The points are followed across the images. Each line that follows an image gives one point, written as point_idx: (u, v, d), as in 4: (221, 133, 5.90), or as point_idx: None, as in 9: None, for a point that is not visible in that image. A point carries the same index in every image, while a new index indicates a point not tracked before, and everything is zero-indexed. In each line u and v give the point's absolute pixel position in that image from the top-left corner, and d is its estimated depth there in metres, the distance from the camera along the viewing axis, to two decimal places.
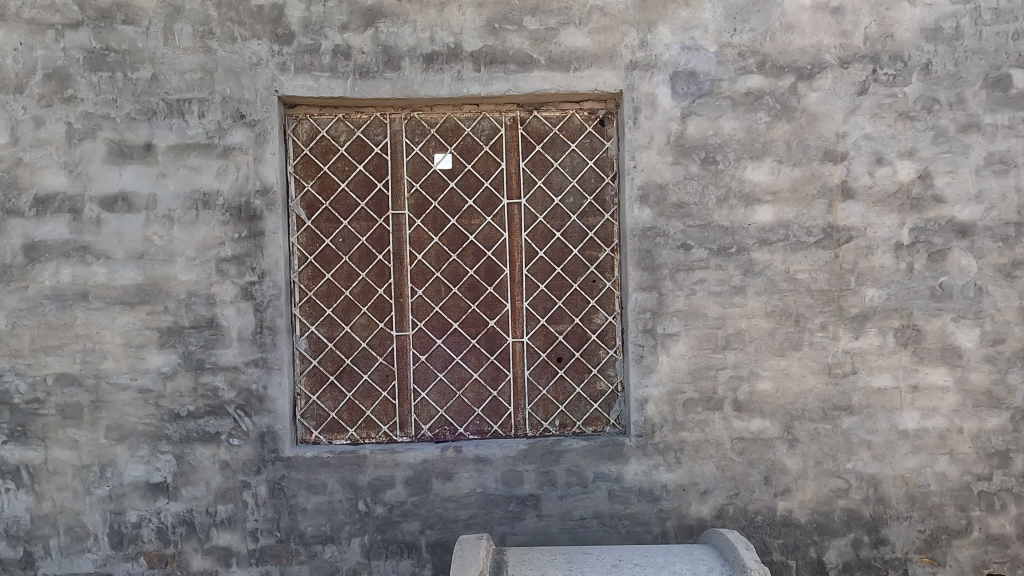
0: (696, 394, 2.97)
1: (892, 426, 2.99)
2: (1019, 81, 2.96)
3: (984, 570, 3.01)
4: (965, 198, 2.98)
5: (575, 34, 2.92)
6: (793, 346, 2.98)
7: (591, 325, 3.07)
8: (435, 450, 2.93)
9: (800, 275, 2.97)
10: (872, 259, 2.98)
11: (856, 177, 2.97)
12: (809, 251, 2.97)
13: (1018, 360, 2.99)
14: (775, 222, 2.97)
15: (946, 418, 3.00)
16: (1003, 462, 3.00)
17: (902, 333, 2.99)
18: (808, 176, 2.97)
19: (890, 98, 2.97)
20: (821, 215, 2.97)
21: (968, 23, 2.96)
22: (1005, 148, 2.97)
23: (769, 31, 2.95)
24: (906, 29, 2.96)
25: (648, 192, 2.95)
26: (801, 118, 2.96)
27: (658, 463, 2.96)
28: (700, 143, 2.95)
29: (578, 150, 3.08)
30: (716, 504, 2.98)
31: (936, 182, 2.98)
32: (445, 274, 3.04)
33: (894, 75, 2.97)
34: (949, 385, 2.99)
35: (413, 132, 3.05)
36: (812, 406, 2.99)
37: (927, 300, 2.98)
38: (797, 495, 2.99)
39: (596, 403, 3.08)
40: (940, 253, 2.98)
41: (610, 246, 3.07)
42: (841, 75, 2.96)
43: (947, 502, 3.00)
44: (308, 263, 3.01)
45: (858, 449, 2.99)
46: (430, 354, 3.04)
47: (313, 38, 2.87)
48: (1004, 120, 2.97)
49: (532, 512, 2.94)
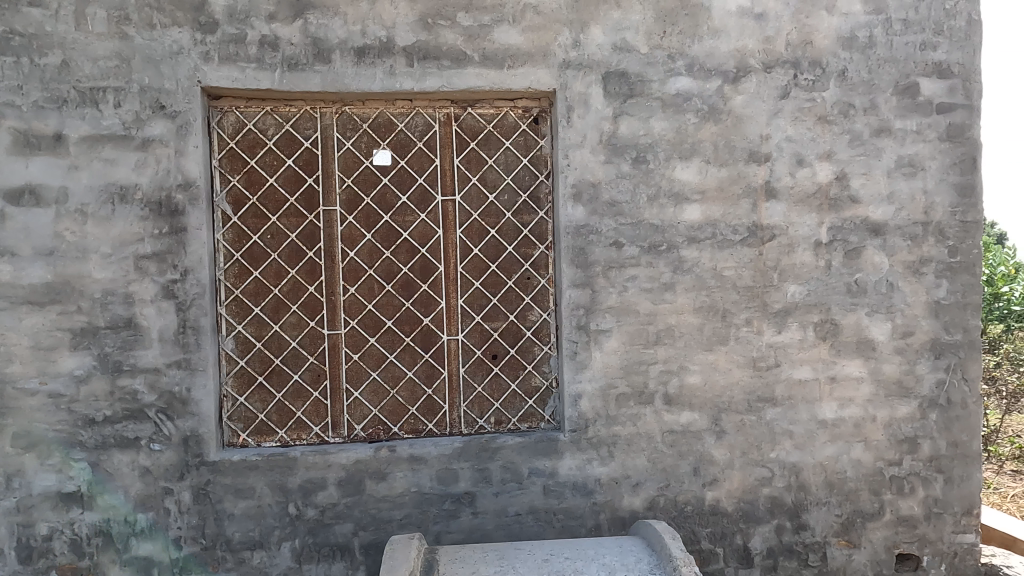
0: (628, 388, 3.03)
1: (812, 416, 3.13)
2: (926, 89, 3.15)
3: (895, 550, 3.19)
4: (878, 199, 3.14)
5: (509, 32, 2.92)
6: (720, 340, 3.08)
7: (525, 323, 3.09)
8: (368, 450, 2.88)
9: (727, 272, 3.07)
10: (793, 256, 3.11)
11: (779, 178, 3.09)
12: (734, 248, 3.08)
13: (924, 351, 3.18)
14: (703, 220, 3.06)
15: (861, 408, 3.16)
16: (912, 448, 3.19)
17: (821, 327, 3.13)
18: (734, 176, 3.07)
19: (809, 103, 3.10)
20: (746, 214, 3.08)
21: (881, 32, 3.12)
22: (914, 152, 3.15)
23: (697, 35, 3.03)
24: (825, 36, 3.10)
25: (581, 190, 2.99)
26: (727, 120, 3.06)
27: (591, 457, 3.01)
28: (631, 142, 3.01)
29: (512, 147, 3.09)
30: (648, 496, 3.05)
31: (852, 184, 3.13)
32: (378, 271, 2.99)
33: (814, 81, 3.10)
34: (864, 376, 3.16)
35: (344, 126, 2.99)
36: (738, 398, 3.10)
37: (843, 295, 3.14)
38: (724, 484, 3.09)
39: (531, 399, 3.10)
40: (855, 251, 3.14)
41: (544, 243, 3.09)
42: (764, 79, 3.07)
43: (862, 487, 3.17)
44: (235, 260, 2.92)
45: (781, 439, 3.12)
46: (363, 353, 2.99)
47: (238, 28, 2.78)
48: (913, 126, 3.15)
49: (467, 509, 2.94)
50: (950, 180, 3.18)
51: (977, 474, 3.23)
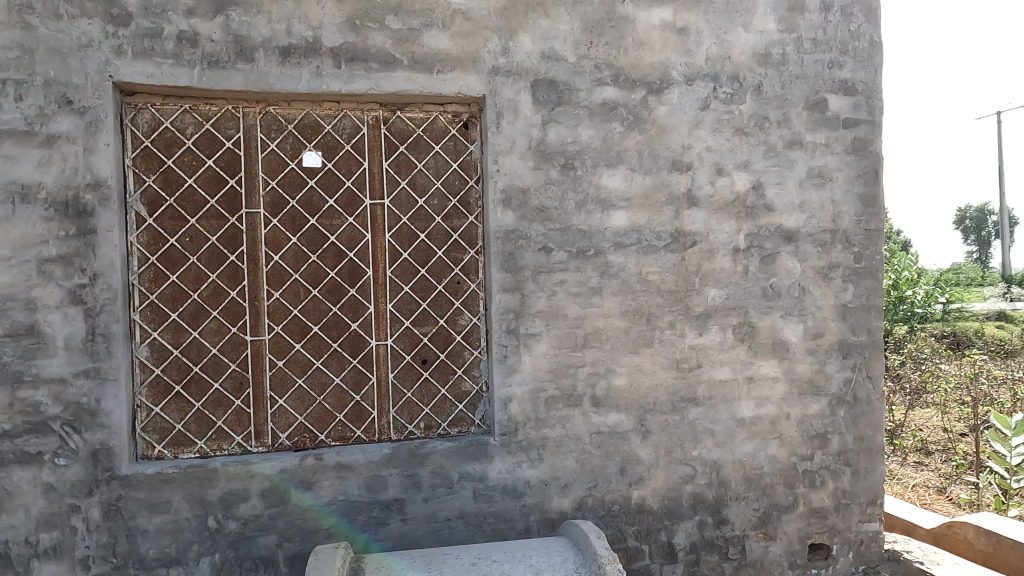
0: (557, 391, 3.07)
1: (732, 415, 3.27)
2: (833, 105, 3.35)
3: (808, 540, 3.37)
4: (791, 208, 3.32)
5: (438, 37, 2.93)
6: (645, 343, 3.17)
7: (455, 327, 3.09)
8: (293, 459, 2.81)
9: (651, 277, 3.17)
10: (713, 262, 3.24)
11: (700, 186, 3.22)
12: (658, 254, 3.18)
13: (833, 351, 3.38)
14: (629, 226, 3.14)
15: (777, 406, 3.32)
16: (822, 443, 3.38)
17: (739, 329, 3.27)
18: (658, 184, 3.17)
19: (728, 115, 3.24)
20: (669, 221, 3.19)
21: (792, 50, 3.31)
22: (823, 164, 3.35)
23: (622, 46, 3.11)
24: (742, 52, 3.25)
25: (510, 196, 3.02)
26: (651, 129, 3.16)
27: (521, 460, 3.04)
28: (559, 149, 3.06)
29: (442, 152, 3.09)
30: (576, 497, 3.10)
31: (767, 193, 3.29)
32: (304, 275, 2.93)
33: (732, 94, 3.24)
34: (779, 376, 3.32)
35: (269, 127, 2.91)
36: (662, 399, 3.20)
37: (760, 299, 3.29)
38: (649, 483, 3.18)
39: (461, 404, 3.10)
40: (770, 257, 3.30)
41: (474, 248, 3.11)
42: (686, 91, 3.19)
43: (778, 481, 3.33)
44: (150, 264, 2.79)
45: (703, 438, 3.24)
46: (289, 359, 2.91)
47: (154, 22, 2.66)
48: (822, 139, 3.34)
49: (396, 516, 2.91)
50: (855, 191, 3.39)
51: (880, 466, 3.46)
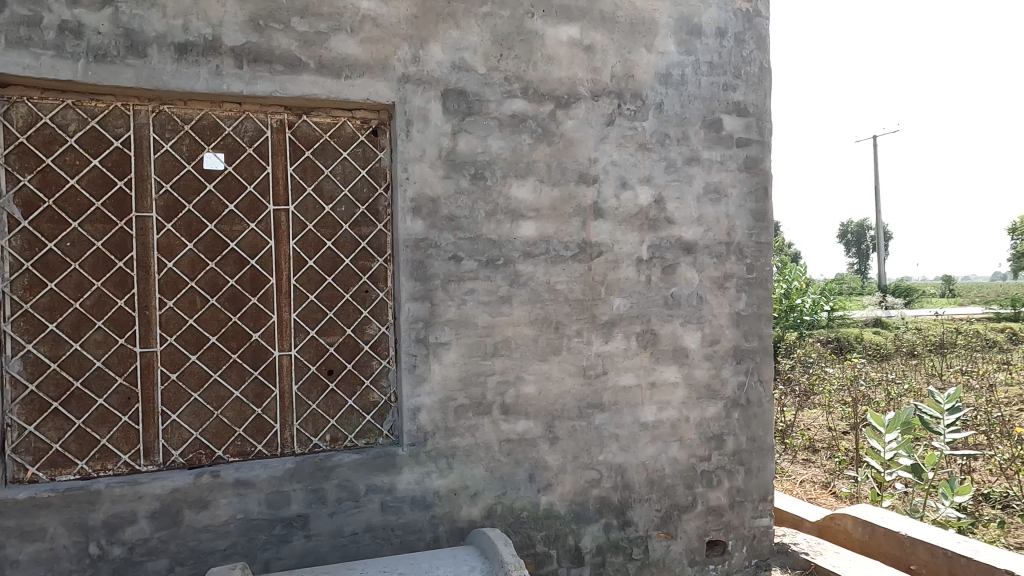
0: (466, 400, 3.08)
1: (635, 419, 3.39)
2: (728, 125, 3.56)
3: (706, 537, 3.54)
4: (689, 221, 3.49)
5: (347, 41, 2.88)
6: (553, 350, 3.23)
7: (363, 336, 3.03)
8: (188, 477, 2.66)
9: (559, 286, 3.24)
10: (618, 271, 3.35)
11: (605, 199, 3.33)
12: (566, 263, 3.25)
13: (728, 357, 3.58)
14: (538, 236, 3.21)
15: (677, 410, 3.47)
16: (719, 444, 3.56)
17: (643, 337, 3.40)
18: (566, 196, 3.25)
19: (632, 131, 3.38)
20: (576, 231, 3.27)
21: (691, 72, 3.49)
22: (718, 180, 3.55)
23: (531, 60, 3.18)
24: (644, 71, 3.40)
25: (420, 204, 3.01)
26: (559, 142, 3.24)
27: (430, 470, 3.01)
28: (469, 159, 3.08)
29: (350, 158, 3.03)
30: (486, 505, 3.11)
31: (668, 207, 3.45)
32: (201, 283, 2.79)
33: (635, 111, 3.38)
34: (679, 381, 3.48)
35: (163, 127, 2.76)
36: (570, 406, 3.27)
37: (661, 307, 3.43)
38: (557, 488, 3.24)
39: (369, 414, 3.05)
40: (671, 267, 3.46)
41: (383, 256, 3.07)
42: (592, 106, 3.30)
43: (678, 482, 3.47)
44: (25, 270, 2.57)
45: (608, 442, 3.33)
46: (183, 371, 2.76)
47: (32, 9, 2.47)
48: (718, 157, 3.55)
49: (300, 533, 2.81)
50: (747, 206, 3.61)
51: (770, 464, 3.69)
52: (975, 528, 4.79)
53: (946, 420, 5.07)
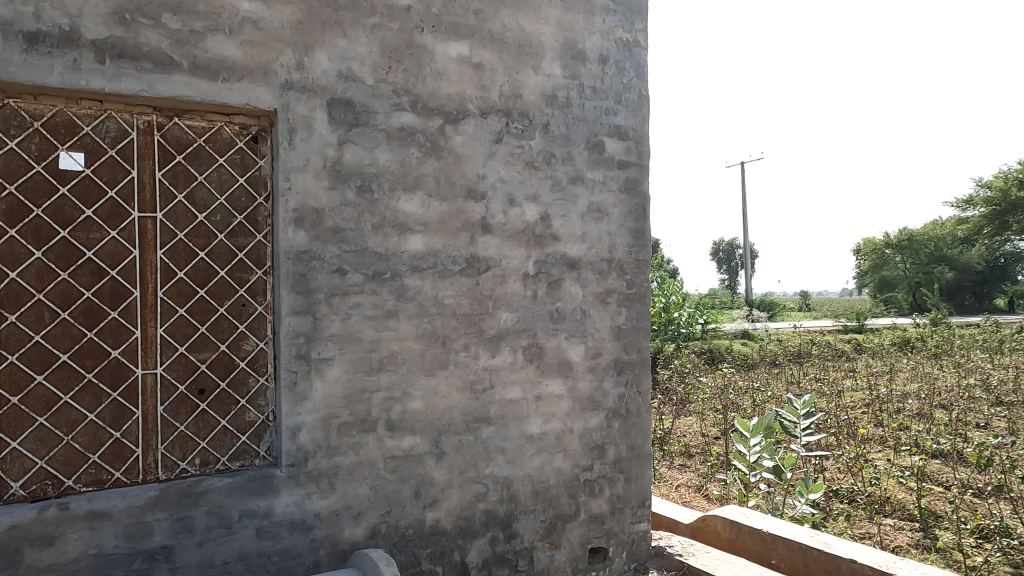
0: (350, 417, 2.99)
1: (521, 432, 3.44)
2: (609, 148, 3.74)
3: (588, 545, 3.64)
4: (574, 238, 3.62)
5: (225, 43, 2.75)
6: (440, 365, 3.22)
7: (238, 352, 2.87)
8: (30, 511, 2.40)
9: (447, 300, 3.24)
10: (505, 286, 3.40)
11: (493, 215, 3.37)
12: (454, 278, 3.26)
13: (609, 369, 3.73)
14: (425, 250, 3.19)
15: (561, 421, 3.56)
16: (601, 454, 3.69)
17: (529, 350, 3.47)
18: (454, 211, 3.27)
19: (519, 149, 3.45)
20: (465, 246, 3.29)
21: (575, 95, 3.63)
22: (601, 200, 3.71)
23: (420, 74, 3.18)
24: (531, 92, 3.49)
25: (303, 215, 2.91)
26: (448, 157, 3.25)
27: (310, 491, 2.90)
28: (356, 170, 3.02)
29: (227, 165, 2.88)
30: (370, 525, 3.03)
31: (554, 224, 3.55)
32: (51, 296, 2.53)
33: (522, 130, 3.47)
34: (563, 393, 3.57)
35: (6, 122, 2.50)
36: (457, 420, 3.26)
37: (547, 321, 3.52)
38: (443, 504, 3.22)
39: (244, 435, 2.88)
40: (556, 283, 3.56)
41: (261, 269, 2.93)
42: (480, 123, 3.34)
43: (562, 492, 3.56)
44: None
45: (494, 456, 3.36)
46: (27, 394, 2.49)
47: None
48: (600, 177, 3.71)
49: (164, 566, 2.61)
50: (627, 225, 3.80)
51: (647, 471, 3.87)
52: (825, 521, 5.27)
53: (802, 424, 5.53)
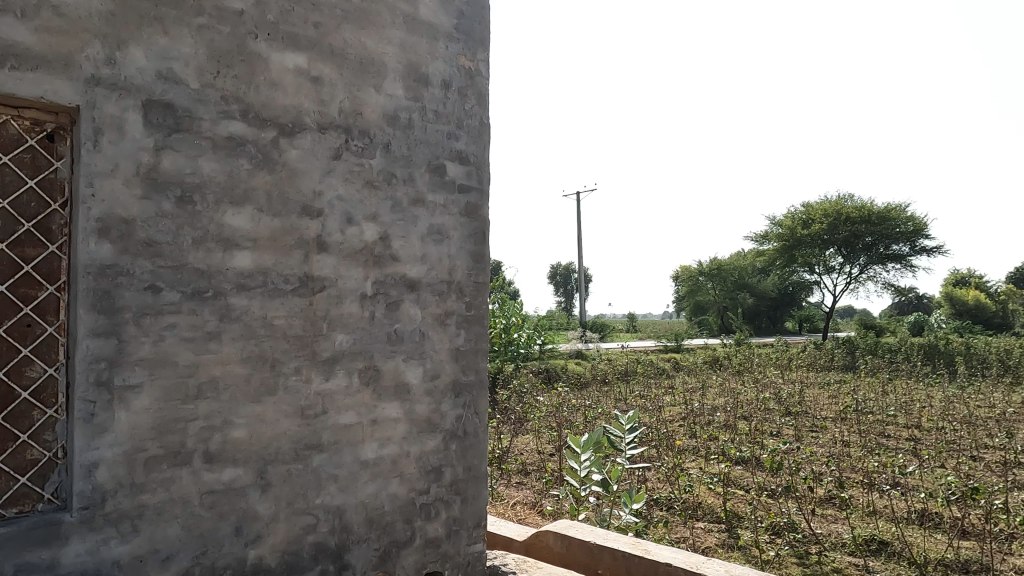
0: (160, 450, 2.71)
1: (355, 457, 3.31)
2: (450, 171, 3.79)
3: (423, 570, 3.60)
4: (413, 259, 3.60)
5: (15, 27, 2.44)
6: (268, 391, 3.02)
7: (21, 380, 2.50)
8: None
9: (277, 321, 3.06)
10: (341, 307, 3.29)
11: (330, 233, 3.26)
12: (285, 298, 3.09)
13: (447, 391, 3.74)
14: (254, 268, 3.00)
15: (397, 445, 3.50)
16: (437, 476, 3.67)
17: (365, 374, 3.37)
18: (287, 227, 3.11)
19: (359, 167, 3.38)
20: (298, 265, 3.14)
21: (417, 117, 3.65)
22: (441, 222, 3.74)
23: (252, 82, 3.02)
24: (372, 111, 3.45)
25: (108, 225, 2.61)
26: (282, 171, 3.10)
27: (108, 536, 2.58)
28: (175, 179, 2.78)
29: (13, 165, 2.54)
30: (180, 569, 2.76)
31: (393, 244, 3.51)
32: None
33: (362, 148, 3.40)
34: (399, 417, 3.51)
35: None
36: (285, 449, 3.07)
37: (384, 343, 3.45)
38: (268, 540, 3.01)
39: (23, 476, 2.51)
40: (395, 304, 3.51)
41: (54, 284, 2.59)
42: (318, 138, 3.23)
43: (397, 519, 3.48)
44: None
45: (326, 484, 3.21)
46: None
47: None
48: (441, 200, 3.74)
49: None
50: (467, 248, 3.86)
51: (483, 491, 3.91)
52: (647, 529, 5.66)
53: (627, 438, 5.92)
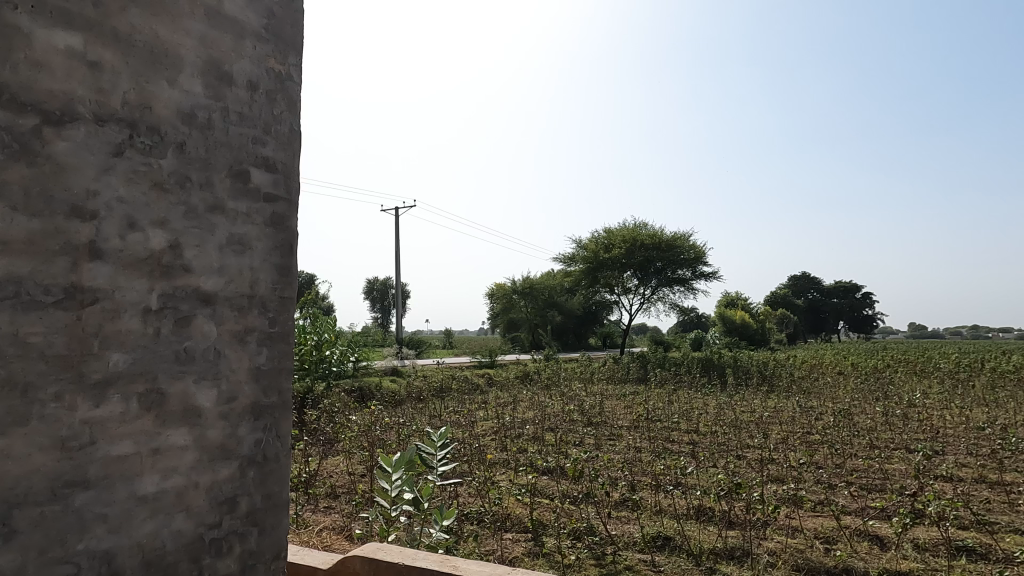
0: None
1: (130, 493, 2.92)
2: (255, 178, 3.56)
3: None
4: (209, 271, 3.29)
5: None
6: (17, 421, 2.57)
7: None
8: None
9: (32, 339, 2.62)
10: (118, 323, 2.90)
11: (106, 239, 2.87)
12: (45, 311, 2.66)
13: (245, 414, 3.46)
14: (3, 276, 2.55)
15: (184, 476, 3.15)
16: (230, 508, 3.37)
17: (146, 398, 2.99)
18: (50, 230, 2.68)
19: (145, 167, 3.03)
20: (63, 273, 2.72)
21: (218, 118, 3.37)
22: (243, 232, 3.48)
23: (9, 60, 2.59)
24: (164, 106, 3.12)
25: None
26: (45, 165, 2.68)
27: None
28: None
29: None
30: None
31: (185, 254, 3.19)
32: None
33: (151, 146, 3.06)
34: (188, 444, 3.17)
35: None
36: (38, 488, 2.63)
37: (171, 363, 3.10)
38: None
39: None
40: (184, 319, 3.17)
41: None
42: (94, 131, 2.84)
43: (180, 558, 3.13)
44: None
45: (91, 527, 2.79)
46: None
47: None
48: (243, 209, 3.48)
49: None
50: (272, 261, 3.64)
51: (283, 520, 3.69)
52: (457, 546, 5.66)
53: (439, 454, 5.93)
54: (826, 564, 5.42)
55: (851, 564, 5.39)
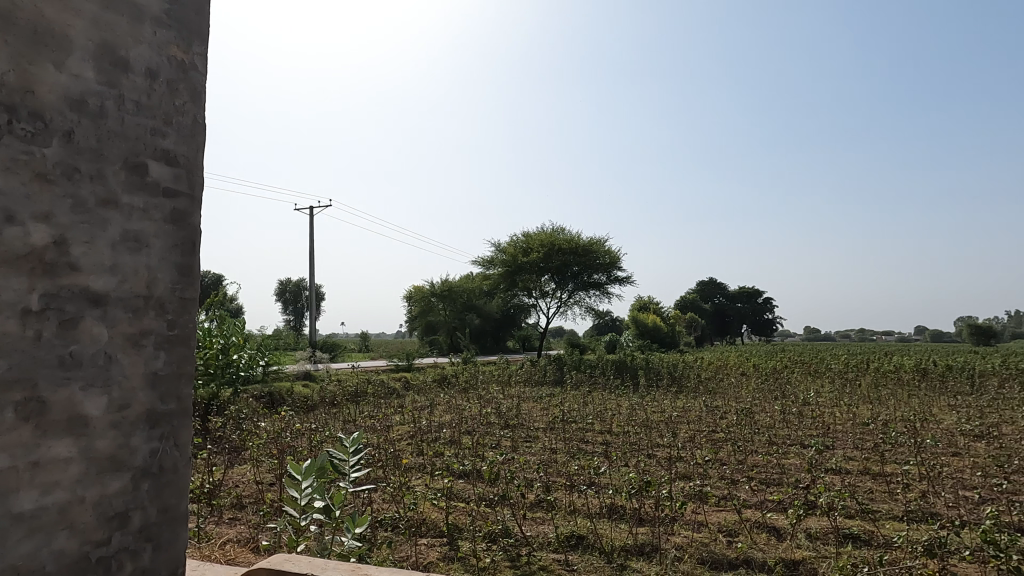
0: None
1: (4, 512, 2.66)
2: (153, 172, 3.36)
3: None
4: (99, 270, 3.06)
5: None
6: None
7: None
8: None
9: None
10: None
11: None
12: None
13: (139, 423, 3.25)
14: None
15: (68, 491, 2.91)
16: (121, 523, 3.15)
17: (24, 407, 2.73)
18: None
19: (26, 156, 2.77)
20: None
21: (112, 106, 3.15)
22: (139, 228, 3.27)
23: None
24: (49, 91, 2.87)
25: None
26: None
27: None
28: None
29: None
30: None
31: (71, 251, 2.94)
32: None
33: (33, 133, 2.80)
34: (72, 457, 2.93)
35: None
36: None
37: (54, 369, 2.85)
38: None
39: None
40: (71, 322, 2.92)
41: None
42: None
43: None
44: None
45: None
46: None
47: None
48: (139, 204, 3.27)
49: None
50: (171, 260, 3.45)
51: (180, 534, 3.51)
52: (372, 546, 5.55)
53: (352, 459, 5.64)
54: (729, 556, 5.69)
55: (751, 554, 5.69)
